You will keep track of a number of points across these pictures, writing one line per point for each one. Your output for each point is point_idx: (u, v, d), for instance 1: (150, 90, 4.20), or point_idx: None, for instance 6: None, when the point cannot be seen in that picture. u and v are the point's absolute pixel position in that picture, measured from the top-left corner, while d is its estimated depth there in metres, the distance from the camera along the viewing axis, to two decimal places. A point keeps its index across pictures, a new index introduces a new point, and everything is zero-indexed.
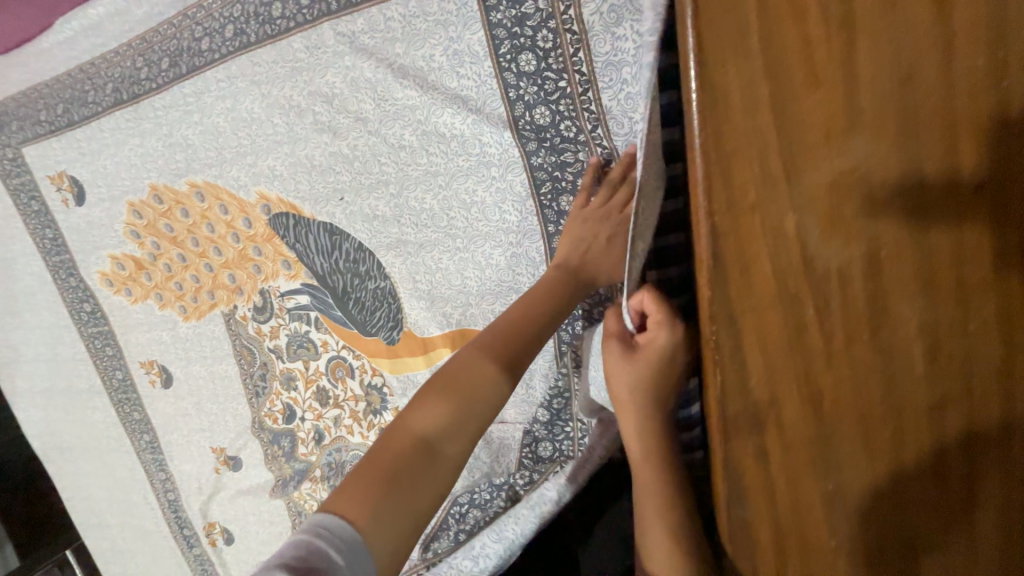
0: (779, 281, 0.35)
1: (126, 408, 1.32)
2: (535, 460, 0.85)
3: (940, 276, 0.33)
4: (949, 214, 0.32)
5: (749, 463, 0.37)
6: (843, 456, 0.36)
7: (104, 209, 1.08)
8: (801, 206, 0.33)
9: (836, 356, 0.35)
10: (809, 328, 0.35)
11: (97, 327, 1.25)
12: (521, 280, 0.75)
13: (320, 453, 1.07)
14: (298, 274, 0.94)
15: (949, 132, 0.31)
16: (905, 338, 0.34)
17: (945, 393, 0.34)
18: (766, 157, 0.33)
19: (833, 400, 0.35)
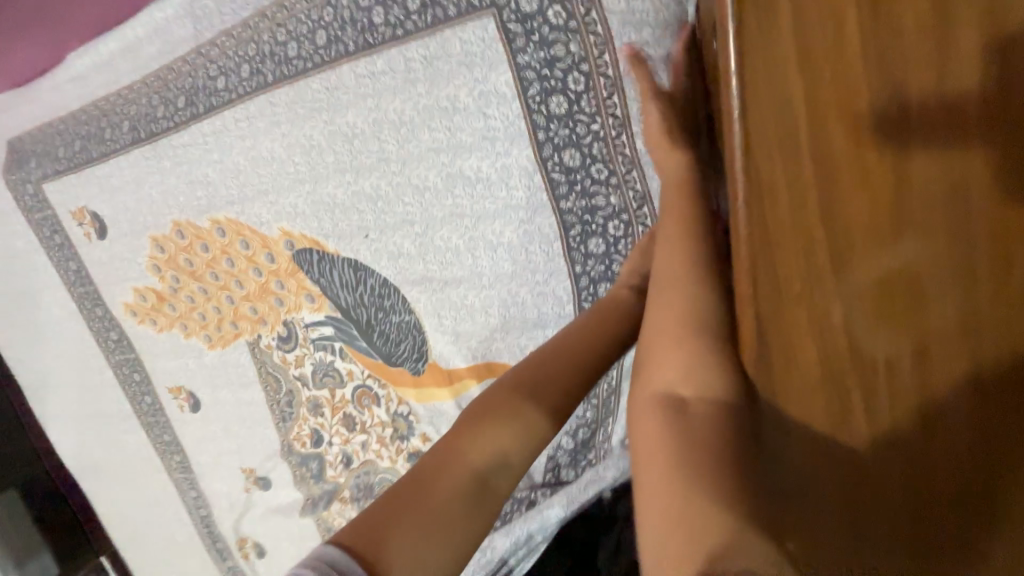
0: (825, 369, 0.35)
1: (156, 430, 1.35)
2: (557, 483, 0.87)
3: (985, 370, 0.34)
4: (991, 312, 0.33)
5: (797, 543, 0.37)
6: (881, 532, 0.37)
7: (127, 243, 1.09)
8: (849, 298, 0.34)
9: (888, 438, 0.35)
10: (854, 414, 0.35)
11: (124, 355, 1.27)
12: (547, 315, 0.77)
13: (348, 475, 1.09)
14: (322, 307, 0.95)
15: (993, 236, 0.32)
16: (956, 422, 0.35)
17: (985, 479, 0.35)
18: (813, 250, 0.34)
19: (884, 478, 0.36)
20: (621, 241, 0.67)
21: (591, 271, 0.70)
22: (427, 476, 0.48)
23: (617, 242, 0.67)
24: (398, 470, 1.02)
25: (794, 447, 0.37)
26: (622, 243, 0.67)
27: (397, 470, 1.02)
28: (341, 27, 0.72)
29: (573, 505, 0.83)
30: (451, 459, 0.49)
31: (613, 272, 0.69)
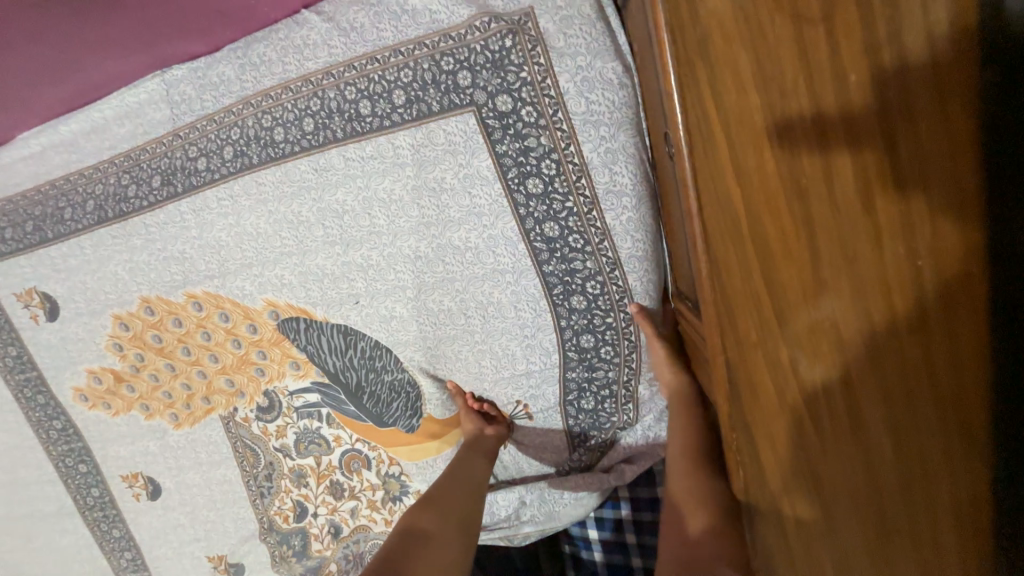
0: (780, 397, 0.47)
1: (104, 526, 1.22)
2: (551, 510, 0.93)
3: (894, 389, 0.45)
4: (892, 344, 0.44)
5: (773, 538, 0.50)
6: (841, 523, 0.48)
7: (83, 324, 1.03)
8: (791, 344, 0.45)
9: (841, 480, 0.47)
10: (806, 430, 0.47)
11: (69, 445, 1.16)
12: (534, 366, 0.84)
13: (336, 547, 1.06)
14: (307, 374, 0.95)
15: (885, 288, 0.43)
16: (877, 429, 0.46)
17: (906, 470, 0.46)
18: (761, 310, 0.45)
19: (839, 508, 0.47)
20: (599, 298, 0.76)
21: (574, 325, 0.79)
22: (446, 481, 0.85)
23: (596, 299, 0.77)
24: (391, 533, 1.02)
25: (765, 460, 0.49)
26: (601, 298, 0.76)
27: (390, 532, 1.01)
28: (328, 115, 0.78)
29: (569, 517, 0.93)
30: (455, 471, 0.86)
31: (594, 324, 0.78)
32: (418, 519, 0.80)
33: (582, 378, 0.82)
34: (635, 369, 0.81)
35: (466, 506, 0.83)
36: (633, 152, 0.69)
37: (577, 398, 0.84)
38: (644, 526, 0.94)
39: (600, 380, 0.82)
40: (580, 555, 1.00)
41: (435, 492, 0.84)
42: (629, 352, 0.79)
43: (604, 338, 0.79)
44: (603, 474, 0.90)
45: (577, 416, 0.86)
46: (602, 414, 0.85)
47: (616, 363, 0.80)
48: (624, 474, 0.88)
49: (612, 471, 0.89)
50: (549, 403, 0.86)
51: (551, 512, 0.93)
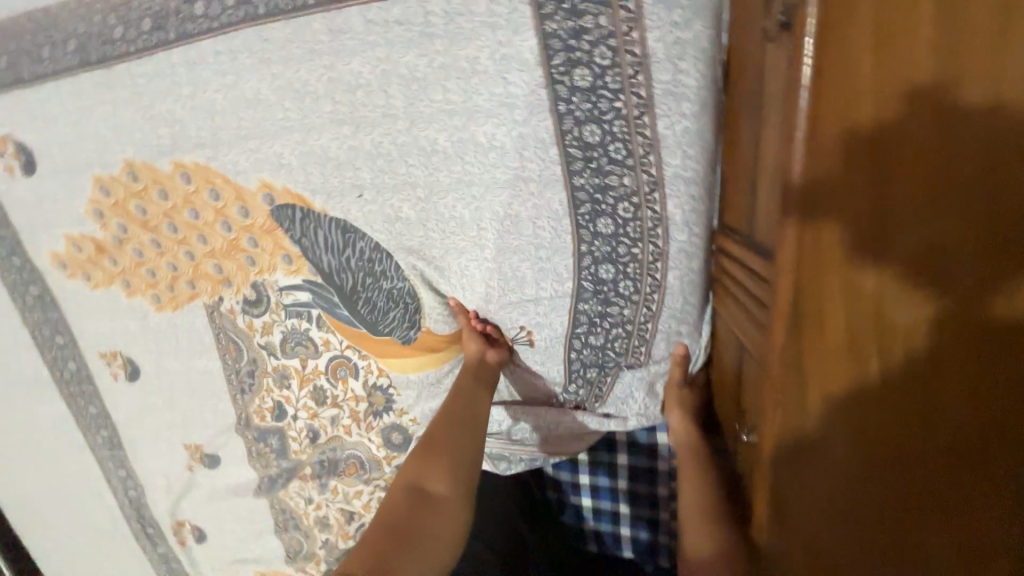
0: (851, 332, 0.40)
1: (79, 402, 1.20)
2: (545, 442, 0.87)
3: (1000, 347, 0.37)
4: (1011, 293, 0.37)
5: (791, 485, 0.45)
6: (882, 489, 0.42)
7: (62, 183, 0.94)
8: (882, 271, 0.38)
9: (899, 443, 0.41)
10: (871, 375, 0.40)
11: (45, 313, 1.11)
12: (544, 292, 0.76)
13: (312, 451, 1.05)
14: (300, 270, 0.88)
15: (1020, 222, 0.36)
16: (964, 391, 0.39)
17: (986, 445, 0.39)
18: (857, 224, 0.38)
19: (889, 498, 0.42)
20: (630, 223, 0.68)
21: (596, 251, 0.71)
22: (445, 424, 0.79)
23: (625, 224, 0.68)
24: (369, 446, 1.00)
25: (809, 402, 0.43)
26: (632, 224, 0.68)
27: (368, 445, 1.00)
28: None
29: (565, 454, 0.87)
30: (455, 410, 0.80)
31: (618, 253, 0.70)
32: (421, 467, 0.76)
33: (593, 312, 0.75)
34: (654, 313, 0.71)
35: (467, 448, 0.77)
36: (705, 48, 0.58)
37: (585, 333, 0.77)
38: (638, 475, 0.86)
39: (613, 317, 0.74)
40: (566, 501, 0.93)
41: (435, 436, 0.79)
42: (650, 291, 0.70)
43: (626, 270, 0.71)
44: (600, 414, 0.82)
45: (580, 356, 0.79)
46: (608, 356, 0.77)
47: (633, 301, 0.72)
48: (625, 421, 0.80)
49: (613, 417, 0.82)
50: (554, 334, 0.79)
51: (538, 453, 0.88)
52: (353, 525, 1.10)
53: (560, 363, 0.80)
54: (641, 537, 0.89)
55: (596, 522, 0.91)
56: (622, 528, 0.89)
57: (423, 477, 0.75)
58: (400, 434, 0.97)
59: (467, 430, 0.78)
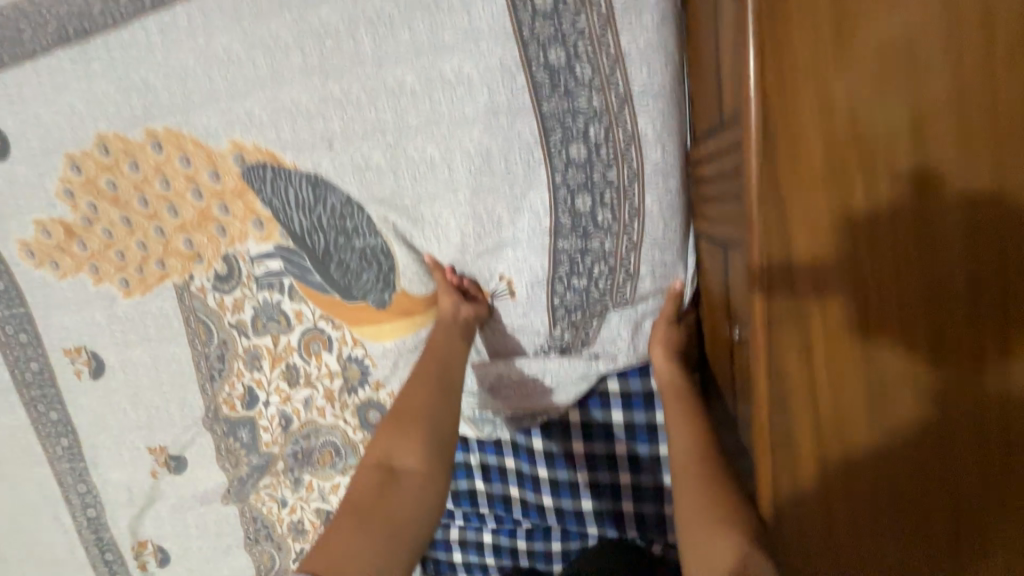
0: (826, 182, 0.41)
1: (40, 407, 1.13)
2: (534, 394, 0.79)
3: (965, 177, 0.39)
4: (969, 124, 0.39)
5: (792, 362, 0.43)
6: (882, 344, 0.42)
7: (32, 165, 0.93)
8: (846, 115, 0.40)
9: (891, 290, 0.41)
10: (853, 222, 0.41)
11: (9, 310, 1.06)
12: (521, 233, 0.73)
13: (284, 442, 0.97)
14: (271, 235, 0.86)
15: (962, 58, 0.39)
16: (942, 226, 0.40)
17: (971, 280, 0.40)
18: (817, 73, 0.40)
19: (890, 352, 0.42)
20: (602, 146, 0.66)
21: (571, 182, 0.68)
22: (415, 394, 0.72)
23: (597, 147, 0.66)
24: (345, 429, 0.92)
25: (798, 263, 0.42)
26: (604, 146, 0.66)
27: (343, 428, 0.92)
28: None
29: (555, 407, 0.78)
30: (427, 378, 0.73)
31: (593, 181, 0.67)
32: (387, 443, 0.68)
33: (574, 250, 0.71)
34: (636, 242, 0.68)
35: (442, 419, 0.71)
36: None
37: (567, 275, 0.72)
38: (636, 433, 0.78)
39: (595, 253, 0.70)
40: (558, 478, 0.82)
41: (404, 407, 0.71)
42: (630, 218, 0.67)
43: (603, 199, 0.68)
44: (587, 353, 0.76)
45: (564, 302, 0.73)
46: (593, 295, 0.72)
47: (613, 232, 0.68)
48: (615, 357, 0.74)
49: (602, 355, 0.75)
50: (535, 279, 0.74)
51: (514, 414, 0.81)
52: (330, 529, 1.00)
53: (544, 313, 0.75)
54: (647, 508, 0.80)
55: (596, 498, 0.82)
56: (624, 502, 0.81)
57: (392, 451, 0.67)
58: (377, 412, 0.89)
59: (441, 398, 0.72)
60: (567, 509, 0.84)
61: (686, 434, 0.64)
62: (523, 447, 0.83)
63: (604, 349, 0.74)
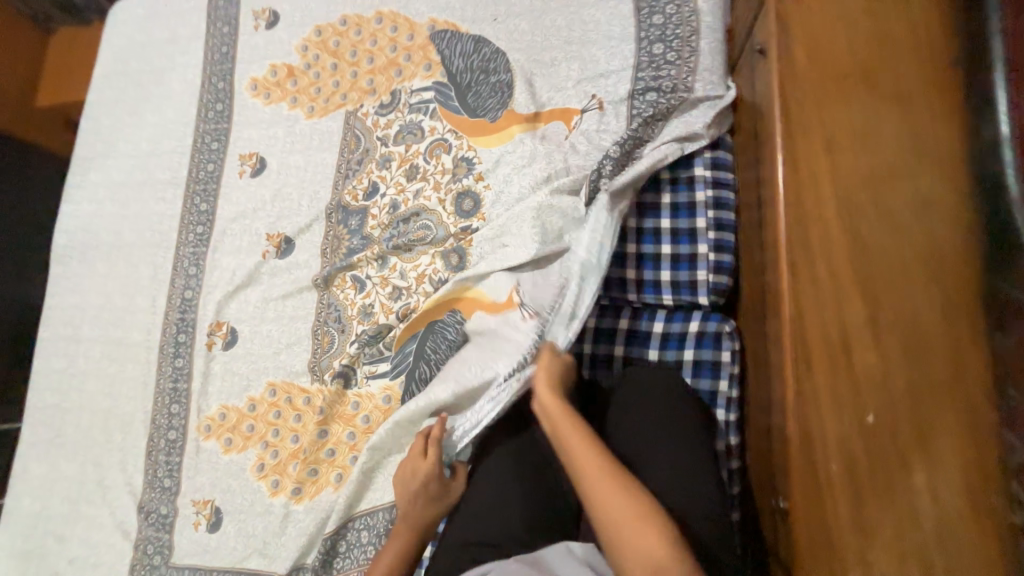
0: (820, 76, 0.67)
1: (196, 199, 1.43)
2: (612, 174, 1.02)
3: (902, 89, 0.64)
4: (908, 63, 0.64)
5: (797, 166, 0.66)
6: (856, 160, 0.64)
7: (290, 31, 1.43)
8: (838, 45, 0.67)
9: (858, 134, 0.64)
10: (836, 92, 0.66)
11: (216, 124, 1.46)
12: (611, 68, 1.09)
13: (387, 225, 1.21)
14: (433, 75, 1.25)
15: (905, 35, 0.65)
16: (891, 105, 0.64)
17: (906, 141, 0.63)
18: (821, 28, 0.68)
19: (858, 172, 0.63)
20: (674, 15, 1.06)
21: (651, 36, 1.07)
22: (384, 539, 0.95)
23: (672, 17, 1.06)
24: (443, 211, 1.17)
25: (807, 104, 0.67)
26: (675, 16, 1.05)
27: (441, 211, 1.17)
28: None
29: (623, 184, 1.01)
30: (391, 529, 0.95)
31: (666, 35, 1.05)
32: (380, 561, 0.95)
33: (649, 78, 1.05)
34: (693, 68, 1.02)
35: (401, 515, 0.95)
36: None
37: (643, 93, 1.05)
38: (679, 211, 1.01)
39: (664, 78, 1.04)
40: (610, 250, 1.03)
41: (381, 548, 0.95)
42: (689, 55, 1.03)
43: (671, 45, 1.04)
44: (655, 145, 1.03)
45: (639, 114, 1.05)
46: (661, 104, 1.03)
47: (678, 65, 1.03)
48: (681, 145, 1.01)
49: (667, 146, 1.01)
50: (618, 97, 1.07)
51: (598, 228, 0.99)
52: (402, 309, 1.17)
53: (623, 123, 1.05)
54: (682, 276, 0.99)
55: (641, 267, 1.01)
56: (663, 271, 1.00)
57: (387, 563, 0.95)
58: (471, 199, 1.15)
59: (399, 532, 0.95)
60: (613, 278, 1.02)
61: (586, 446, 0.80)
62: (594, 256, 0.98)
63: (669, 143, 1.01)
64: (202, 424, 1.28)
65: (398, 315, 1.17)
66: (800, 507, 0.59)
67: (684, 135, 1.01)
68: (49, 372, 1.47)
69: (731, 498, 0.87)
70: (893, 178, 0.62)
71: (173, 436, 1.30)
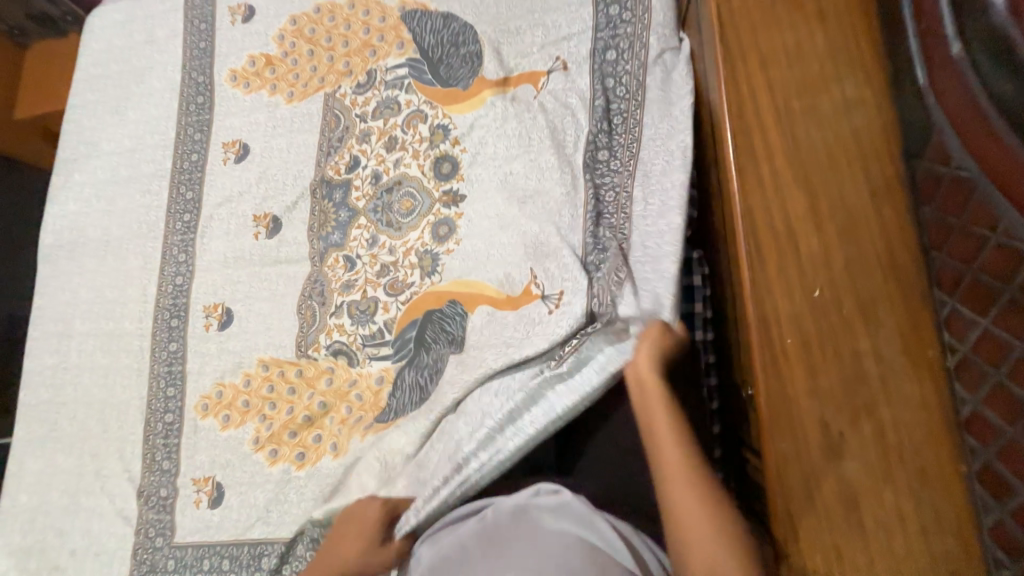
0: (752, 2, 0.74)
1: (182, 189, 1.47)
2: (583, 132, 1.12)
3: (823, 12, 0.73)
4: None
5: (738, 79, 0.72)
6: (788, 73, 0.71)
7: (265, 23, 1.49)
8: None
9: (788, 50, 0.72)
10: (767, 16, 0.74)
11: (198, 116, 1.50)
12: (572, 31, 1.17)
13: (372, 194, 1.26)
14: (406, 52, 1.31)
15: None
16: (814, 25, 0.72)
17: (830, 55, 0.71)
18: None
19: (790, 83, 0.71)
20: None
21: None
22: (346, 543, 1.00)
23: None
24: (423, 176, 1.22)
25: (742, 26, 0.74)
26: None
27: (423, 176, 1.22)
28: None
29: (591, 138, 1.10)
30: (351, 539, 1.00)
31: None
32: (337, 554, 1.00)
33: (607, 37, 1.14)
34: (648, 25, 1.10)
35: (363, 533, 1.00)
36: None
37: (603, 52, 1.14)
38: None
39: (622, 36, 1.12)
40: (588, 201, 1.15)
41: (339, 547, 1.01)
42: (643, 12, 1.11)
43: (626, 6, 1.13)
44: (620, 99, 1.11)
45: (638, 96, 1.09)
46: (621, 61, 1.12)
47: (634, 23, 1.11)
48: (644, 95, 1.08)
49: (630, 99, 1.10)
50: (581, 57, 1.15)
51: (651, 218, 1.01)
52: (402, 293, 1.18)
53: (622, 119, 1.12)
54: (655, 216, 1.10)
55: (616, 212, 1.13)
56: None
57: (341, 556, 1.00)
58: (450, 163, 1.20)
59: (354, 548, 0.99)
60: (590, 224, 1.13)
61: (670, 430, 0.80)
62: (654, 242, 0.98)
63: (632, 95, 1.10)
64: (199, 403, 1.30)
65: (400, 299, 1.18)
66: (762, 374, 0.64)
67: (646, 86, 1.09)
68: (40, 369, 1.47)
69: (711, 413, 0.97)
70: (820, 87, 0.70)
71: (170, 419, 1.31)
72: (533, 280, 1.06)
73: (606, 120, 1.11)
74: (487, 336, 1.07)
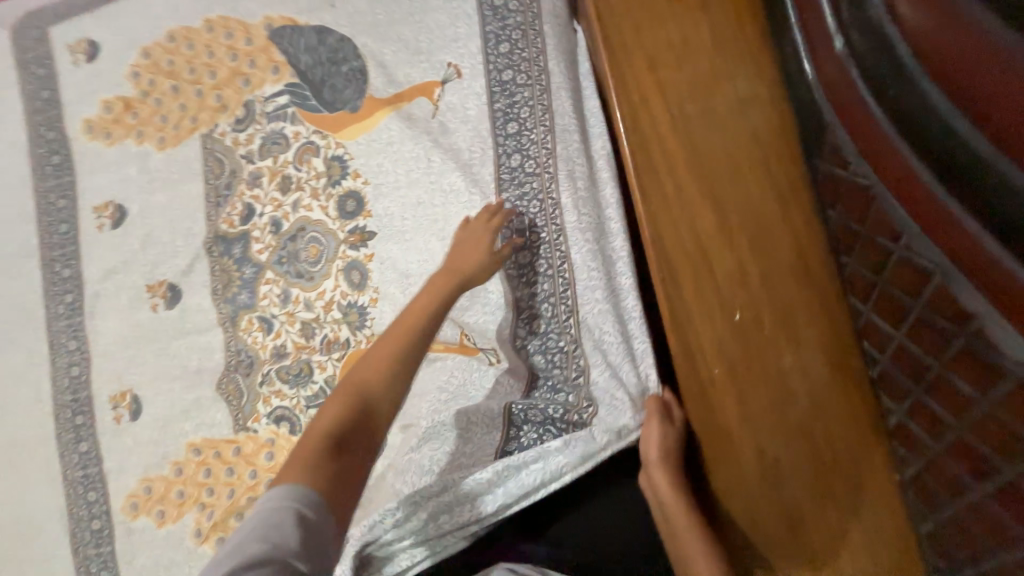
0: (637, 27, 0.75)
1: (57, 266, 1.28)
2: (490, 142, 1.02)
3: (706, 28, 0.74)
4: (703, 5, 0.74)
5: (639, 110, 0.74)
6: (685, 97, 0.74)
7: (114, 59, 1.28)
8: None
9: (680, 74, 0.74)
10: (653, 39, 0.75)
11: (57, 180, 1.30)
12: (459, 32, 1.06)
13: (276, 243, 1.13)
14: (283, 77, 1.16)
15: None
16: (701, 42, 0.74)
17: (721, 71, 0.73)
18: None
19: (688, 107, 0.73)
20: None
21: None
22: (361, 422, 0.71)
23: None
24: (329, 217, 1.10)
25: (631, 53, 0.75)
26: None
27: (328, 216, 1.10)
28: None
29: (500, 150, 1.01)
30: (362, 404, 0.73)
31: None
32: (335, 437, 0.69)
33: (497, 30, 1.04)
34: (537, 11, 1.03)
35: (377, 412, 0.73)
36: None
37: (495, 46, 1.03)
38: None
39: (511, 26, 1.03)
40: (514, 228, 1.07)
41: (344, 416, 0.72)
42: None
43: None
44: (524, 92, 1.01)
45: (541, 82, 1.00)
46: (517, 53, 1.02)
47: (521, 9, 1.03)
48: (549, 87, 0.99)
49: (535, 91, 1.00)
50: (474, 58, 1.04)
51: (591, 246, 0.92)
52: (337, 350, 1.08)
53: (527, 122, 1.00)
54: None
55: None
56: None
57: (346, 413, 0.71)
58: (355, 199, 1.09)
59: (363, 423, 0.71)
60: None
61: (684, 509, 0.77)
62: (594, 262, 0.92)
63: (536, 87, 1.00)
64: (127, 503, 1.17)
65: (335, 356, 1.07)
66: (692, 396, 0.74)
67: (547, 78, 1.00)
68: None
69: None
70: (718, 107, 0.73)
71: (99, 526, 1.18)
72: (464, 333, 0.99)
73: (512, 121, 1.01)
74: (431, 391, 0.99)
